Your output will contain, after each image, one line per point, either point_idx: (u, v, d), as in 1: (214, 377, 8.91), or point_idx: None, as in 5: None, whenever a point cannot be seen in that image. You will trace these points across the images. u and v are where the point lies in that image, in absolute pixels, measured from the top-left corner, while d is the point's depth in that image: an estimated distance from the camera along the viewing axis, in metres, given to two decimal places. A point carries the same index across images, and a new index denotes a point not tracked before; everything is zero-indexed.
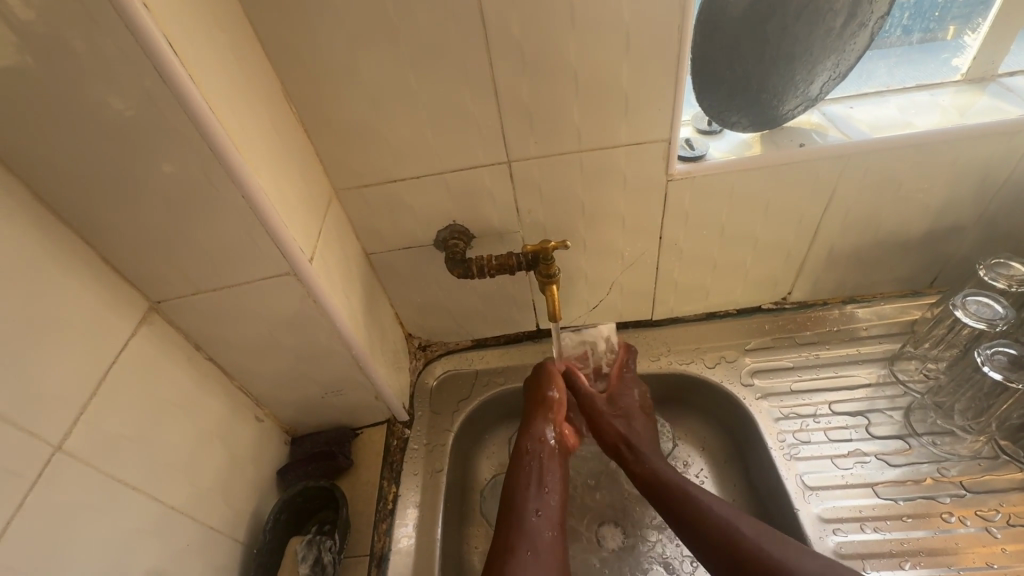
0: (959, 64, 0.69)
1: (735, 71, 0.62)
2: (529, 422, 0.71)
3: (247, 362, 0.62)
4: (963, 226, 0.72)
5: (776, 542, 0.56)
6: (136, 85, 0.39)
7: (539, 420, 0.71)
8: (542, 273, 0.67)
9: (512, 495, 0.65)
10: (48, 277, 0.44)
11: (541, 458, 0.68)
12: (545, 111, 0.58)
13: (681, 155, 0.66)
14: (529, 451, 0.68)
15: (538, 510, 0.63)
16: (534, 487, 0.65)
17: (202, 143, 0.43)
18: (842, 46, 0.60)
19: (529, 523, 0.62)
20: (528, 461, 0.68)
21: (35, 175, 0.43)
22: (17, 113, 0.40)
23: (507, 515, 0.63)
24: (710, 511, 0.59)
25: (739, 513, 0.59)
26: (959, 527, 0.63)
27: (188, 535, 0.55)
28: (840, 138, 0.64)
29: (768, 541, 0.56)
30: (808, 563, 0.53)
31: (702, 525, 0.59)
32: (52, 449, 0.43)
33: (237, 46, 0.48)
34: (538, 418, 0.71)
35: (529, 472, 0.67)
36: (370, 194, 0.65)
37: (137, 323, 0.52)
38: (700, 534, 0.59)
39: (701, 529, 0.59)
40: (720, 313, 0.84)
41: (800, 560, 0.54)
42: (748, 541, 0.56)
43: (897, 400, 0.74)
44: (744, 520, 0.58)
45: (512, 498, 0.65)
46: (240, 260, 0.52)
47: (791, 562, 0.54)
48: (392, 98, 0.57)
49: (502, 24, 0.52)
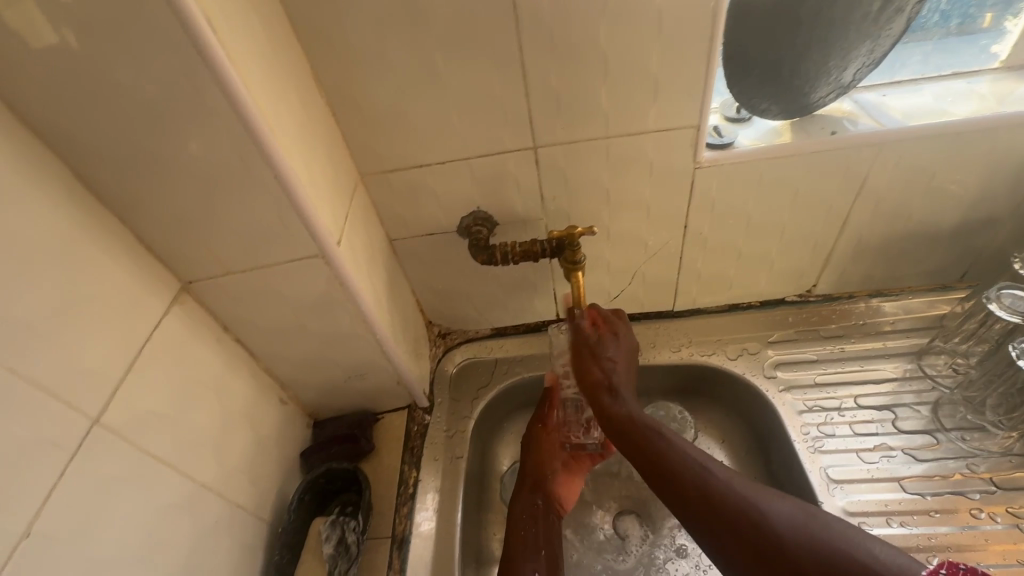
0: (998, 51, 0.67)
1: (767, 56, 0.61)
2: (519, 488, 0.70)
3: (272, 344, 0.63)
4: (998, 218, 0.71)
5: (750, 487, 0.51)
6: (174, 64, 0.40)
7: (528, 486, 0.70)
8: (566, 260, 0.67)
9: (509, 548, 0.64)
10: (87, 254, 0.45)
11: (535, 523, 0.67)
12: (573, 96, 0.58)
13: (709, 142, 0.65)
14: (522, 517, 0.67)
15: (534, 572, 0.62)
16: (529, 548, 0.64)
17: (238, 124, 0.43)
18: (878, 31, 0.58)
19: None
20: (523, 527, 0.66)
21: (74, 153, 0.44)
22: (58, 92, 0.40)
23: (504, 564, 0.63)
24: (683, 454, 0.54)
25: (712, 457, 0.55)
26: (988, 523, 0.62)
27: (216, 512, 0.56)
28: (873, 126, 0.63)
29: (741, 484, 0.51)
30: (781, 507, 0.49)
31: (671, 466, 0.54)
32: (91, 422, 0.44)
33: (269, 28, 0.48)
34: (528, 484, 0.70)
35: (524, 527, 0.66)
36: (395, 179, 0.66)
37: (169, 303, 0.53)
38: (669, 476, 0.53)
39: (672, 469, 0.53)
40: (743, 305, 0.83)
41: (771, 502, 0.49)
42: (718, 485, 0.51)
43: (924, 395, 0.73)
44: (717, 464, 0.54)
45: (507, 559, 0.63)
46: (269, 242, 0.52)
47: (764, 508, 0.49)
48: (419, 82, 0.57)
49: (533, 7, 0.51)
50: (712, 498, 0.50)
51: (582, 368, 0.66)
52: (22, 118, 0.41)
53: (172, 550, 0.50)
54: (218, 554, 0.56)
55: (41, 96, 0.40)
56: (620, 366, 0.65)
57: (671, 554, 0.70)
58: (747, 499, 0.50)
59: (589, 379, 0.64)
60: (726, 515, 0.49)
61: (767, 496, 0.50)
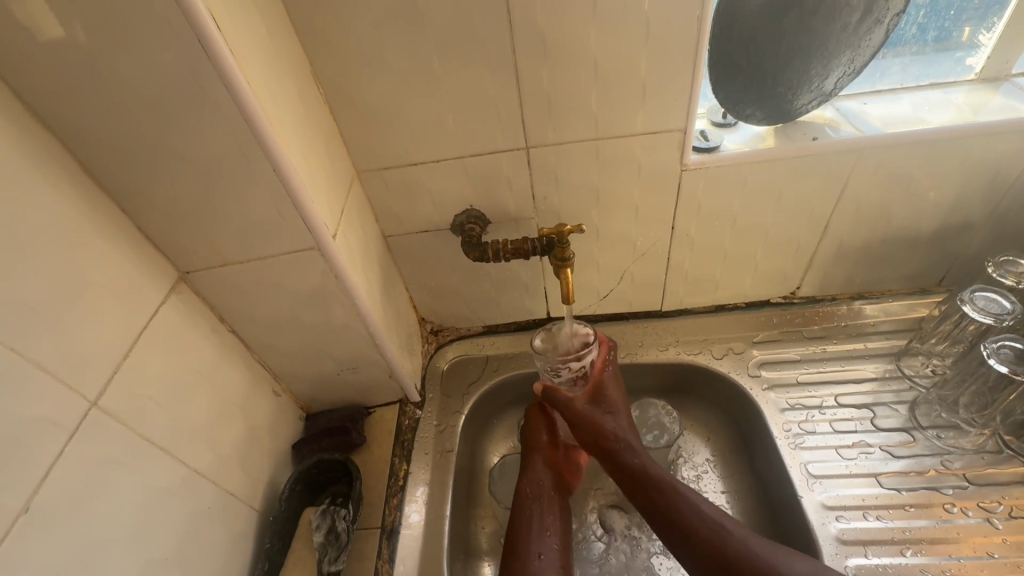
0: (973, 63, 0.70)
1: (751, 64, 0.63)
2: (529, 466, 0.70)
3: (268, 336, 0.65)
4: (973, 224, 0.73)
5: (766, 547, 0.56)
6: (178, 59, 0.41)
7: (536, 466, 0.70)
8: (556, 256, 0.68)
9: (513, 538, 0.63)
10: (88, 242, 0.46)
11: (541, 506, 0.66)
12: (564, 97, 0.60)
13: (695, 146, 0.67)
14: (529, 496, 0.67)
15: (541, 554, 0.61)
16: (536, 529, 0.64)
17: (238, 116, 0.45)
18: (858, 41, 0.61)
19: (533, 568, 0.60)
20: (529, 509, 0.66)
21: (80, 144, 0.45)
22: (64, 85, 0.42)
23: (508, 557, 0.62)
24: (701, 517, 0.58)
25: (728, 516, 0.59)
26: (960, 518, 0.64)
27: (209, 498, 0.57)
28: (853, 133, 0.65)
29: (756, 542, 0.56)
30: (800, 567, 0.54)
31: (688, 530, 0.57)
32: (89, 404, 0.45)
33: (272, 29, 0.50)
34: (539, 457, 0.71)
35: (530, 511, 0.65)
36: (390, 176, 0.67)
37: (167, 292, 0.54)
38: (685, 540, 0.57)
39: (689, 531, 0.57)
40: (729, 306, 0.85)
41: (789, 563, 0.54)
42: (737, 549, 0.55)
43: (903, 394, 0.75)
44: (732, 523, 0.58)
45: (515, 542, 0.63)
46: (267, 234, 0.54)
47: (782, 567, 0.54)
48: (414, 83, 0.58)
49: (526, 13, 0.53)
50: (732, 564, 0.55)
51: (591, 422, 0.66)
52: (30, 108, 0.42)
53: (166, 535, 0.51)
54: (211, 541, 0.57)
55: (50, 89, 0.42)
56: (621, 416, 0.68)
57: (656, 548, 0.72)
58: (765, 561, 0.54)
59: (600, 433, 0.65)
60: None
61: (784, 556, 0.55)
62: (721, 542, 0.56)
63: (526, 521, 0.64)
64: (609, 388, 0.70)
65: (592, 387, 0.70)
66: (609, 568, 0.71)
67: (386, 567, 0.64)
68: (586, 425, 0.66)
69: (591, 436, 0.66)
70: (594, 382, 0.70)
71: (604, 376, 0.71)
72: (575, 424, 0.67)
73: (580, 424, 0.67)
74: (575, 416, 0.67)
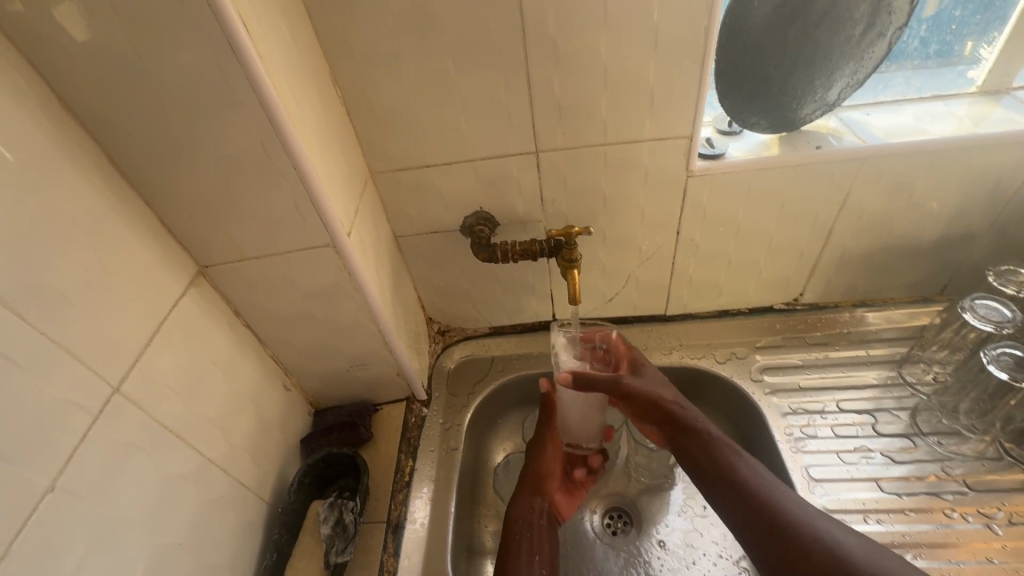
0: (975, 76, 0.71)
1: (756, 73, 0.64)
2: (518, 492, 0.71)
3: (281, 331, 0.66)
4: (975, 233, 0.74)
5: (820, 515, 0.54)
6: (206, 60, 0.43)
7: (526, 491, 0.71)
8: (564, 258, 0.69)
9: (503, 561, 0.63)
10: (114, 234, 0.48)
11: (531, 529, 0.67)
12: (573, 103, 0.62)
13: (701, 153, 0.68)
14: (519, 520, 0.68)
15: None
16: (524, 553, 0.64)
17: (263, 114, 0.46)
18: (860, 53, 0.62)
19: None
20: (518, 533, 0.66)
21: (109, 141, 0.47)
22: (97, 85, 0.44)
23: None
24: (758, 482, 0.57)
25: (784, 487, 0.57)
26: (960, 522, 0.64)
27: (221, 487, 0.58)
28: (856, 141, 0.67)
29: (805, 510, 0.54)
30: (850, 538, 0.52)
31: (753, 496, 0.56)
32: (112, 389, 0.47)
33: (296, 34, 0.53)
34: (527, 484, 0.71)
35: (519, 535, 0.66)
36: (403, 177, 0.69)
37: (187, 285, 0.56)
38: (747, 505, 0.56)
39: (748, 492, 0.56)
40: (732, 311, 0.87)
41: (843, 533, 0.52)
42: (791, 512, 0.54)
43: (904, 401, 0.76)
44: (789, 494, 0.56)
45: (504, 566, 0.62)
46: (285, 230, 0.55)
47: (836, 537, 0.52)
48: (428, 90, 0.61)
49: (539, 23, 0.55)
50: (797, 530, 0.52)
51: (643, 390, 0.64)
52: (67, 105, 0.45)
53: (179, 522, 0.53)
54: (221, 529, 0.58)
55: (85, 88, 0.44)
56: (668, 390, 0.67)
57: (655, 547, 0.73)
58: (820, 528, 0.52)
59: (653, 401, 0.64)
60: (803, 541, 0.51)
61: (837, 526, 0.53)
62: (780, 506, 0.54)
63: (516, 542, 0.65)
64: (648, 372, 0.68)
65: (629, 365, 0.68)
66: (610, 569, 0.72)
67: (390, 561, 0.65)
68: (642, 395, 0.64)
69: (647, 405, 0.64)
70: (628, 360, 0.68)
71: (636, 355, 0.69)
72: (627, 396, 0.64)
73: (633, 394, 0.64)
74: (628, 389, 0.63)
